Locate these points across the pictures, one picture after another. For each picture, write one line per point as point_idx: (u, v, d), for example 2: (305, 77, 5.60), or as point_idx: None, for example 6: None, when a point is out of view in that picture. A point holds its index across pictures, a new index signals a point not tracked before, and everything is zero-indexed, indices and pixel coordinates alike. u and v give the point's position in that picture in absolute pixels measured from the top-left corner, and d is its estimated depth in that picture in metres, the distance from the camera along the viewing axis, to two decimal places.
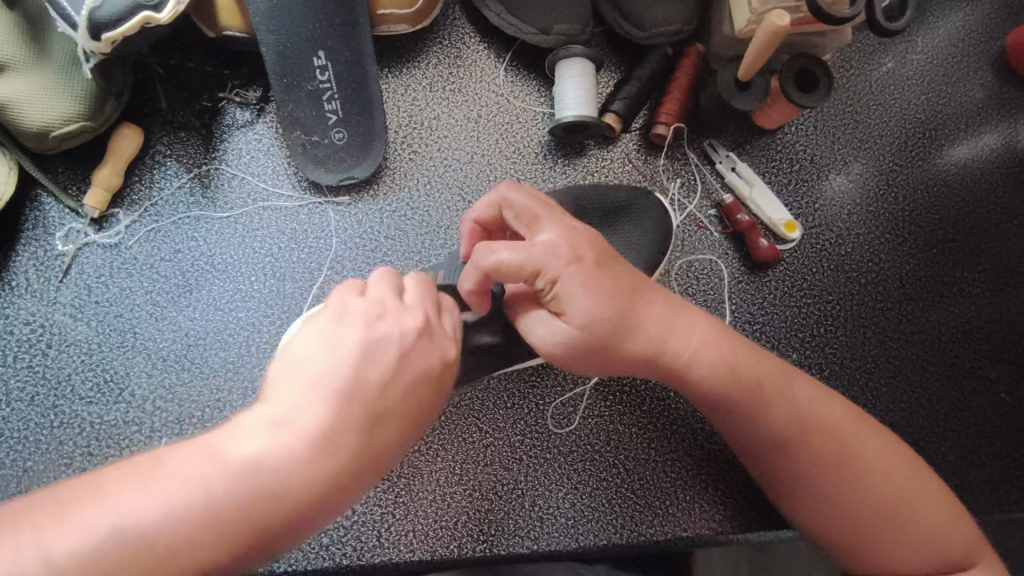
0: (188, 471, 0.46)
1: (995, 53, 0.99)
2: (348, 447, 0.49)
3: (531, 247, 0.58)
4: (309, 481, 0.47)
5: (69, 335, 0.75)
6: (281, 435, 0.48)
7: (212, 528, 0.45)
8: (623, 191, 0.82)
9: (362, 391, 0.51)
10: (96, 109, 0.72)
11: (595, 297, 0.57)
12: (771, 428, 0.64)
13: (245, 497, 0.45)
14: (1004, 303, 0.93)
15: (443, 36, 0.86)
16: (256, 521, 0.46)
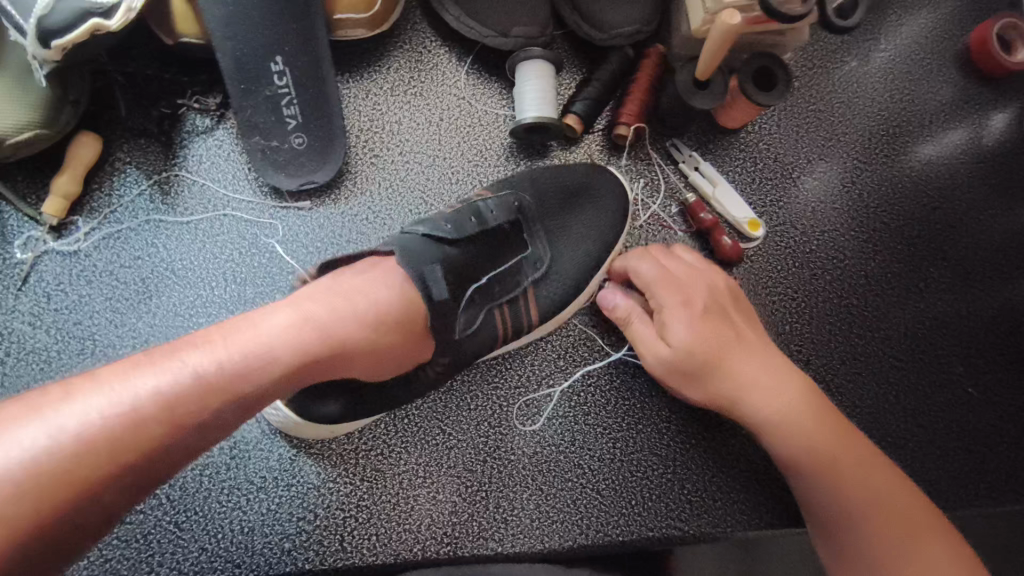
0: (151, 369, 0.52)
1: (958, 50, 1.00)
2: (301, 348, 0.58)
3: (662, 276, 0.76)
4: (267, 376, 0.56)
5: (28, 343, 0.75)
6: (238, 339, 0.56)
7: (176, 412, 0.51)
8: (578, 171, 0.83)
9: (306, 311, 0.60)
10: (53, 118, 0.73)
11: (679, 322, 0.73)
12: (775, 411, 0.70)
13: (212, 386, 0.53)
14: (971, 298, 0.93)
15: (404, 40, 0.87)
16: (218, 407, 0.53)
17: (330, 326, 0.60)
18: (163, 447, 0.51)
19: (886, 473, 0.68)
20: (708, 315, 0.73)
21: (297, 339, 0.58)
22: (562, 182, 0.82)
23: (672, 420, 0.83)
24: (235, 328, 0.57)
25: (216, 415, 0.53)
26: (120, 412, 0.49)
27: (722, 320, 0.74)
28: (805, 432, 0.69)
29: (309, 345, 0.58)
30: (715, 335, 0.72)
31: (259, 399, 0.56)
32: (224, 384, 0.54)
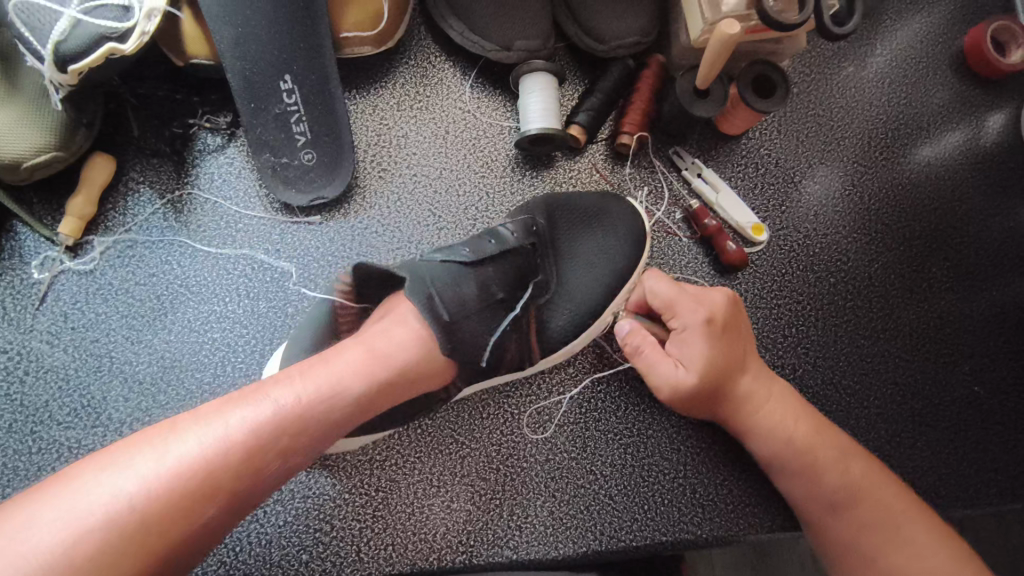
0: (237, 407, 0.55)
1: (953, 53, 1.01)
2: (370, 379, 0.60)
3: (677, 299, 0.75)
4: (340, 406, 0.58)
5: (46, 362, 0.76)
6: (311, 374, 0.58)
7: (261, 447, 0.54)
8: (590, 199, 0.84)
9: (372, 345, 0.62)
10: (67, 138, 0.74)
11: (695, 346, 0.73)
12: (773, 421, 0.73)
13: (291, 420, 0.55)
14: (973, 297, 0.94)
15: (409, 56, 0.88)
16: (297, 440, 0.56)
17: (394, 356, 0.62)
18: (251, 480, 0.53)
19: (878, 476, 0.71)
20: (722, 334, 0.74)
21: (365, 372, 0.60)
22: (574, 205, 0.83)
23: (682, 425, 0.84)
24: (308, 365, 0.59)
25: (296, 448, 0.56)
26: (211, 450, 0.52)
27: (733, 340, 0.74)
28: (801, 447, 0.72)
29: (375, 375, 0.61)
30: (726, 356, 0.73)
31: (336, 429, 0.58)
32: (303, 417, 0.56)
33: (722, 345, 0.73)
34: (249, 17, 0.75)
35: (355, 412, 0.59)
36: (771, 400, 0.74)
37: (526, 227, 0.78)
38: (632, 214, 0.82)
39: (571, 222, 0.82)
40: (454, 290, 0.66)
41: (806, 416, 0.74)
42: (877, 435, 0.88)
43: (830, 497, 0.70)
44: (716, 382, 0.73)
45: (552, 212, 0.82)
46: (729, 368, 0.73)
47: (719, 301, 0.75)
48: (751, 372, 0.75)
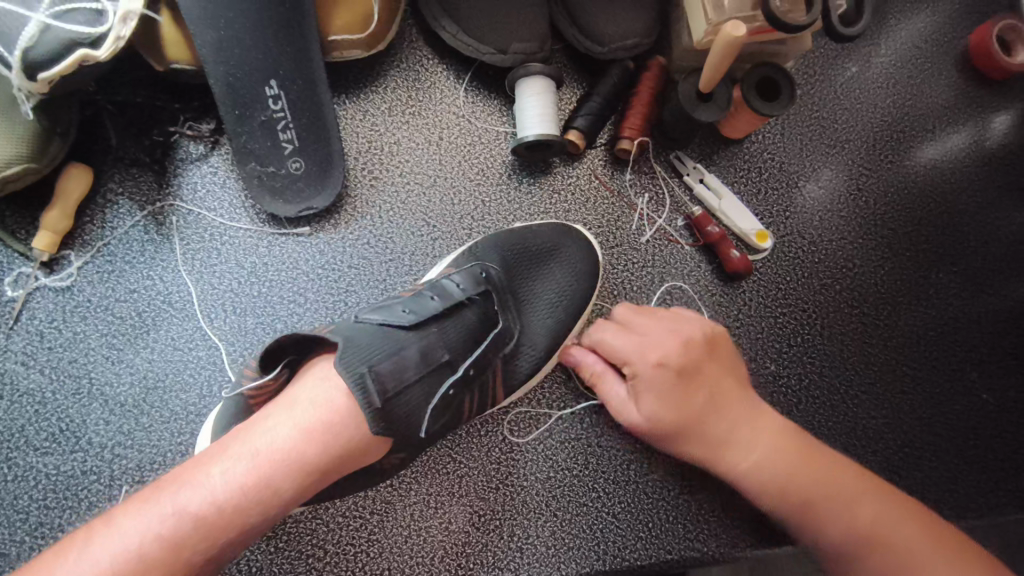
0: (150, 510, 0.51)
1: (959, 52, 0.99)
2: (300, 465, 0.55)
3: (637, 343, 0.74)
4: (268, 496, 0.54)
5: (22, 384, 0.72)
6: (230, 456, 0.54)
7: (179, 554, 0.50)
8: (545, 233, 0.80)
9: (298, 420, 0.56)
10: (40, 150, 0.70)
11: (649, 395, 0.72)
12: (753, 462, 0.68)
13: (208, 523, 0.51)
14: (980, 303, 0.92)
15: (401, 59, 0.85)
16: (219, 540, 0.52)
17: (328, 429, 0.56)
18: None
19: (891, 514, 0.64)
20: (676, 379, 0.71)
21: (295, 451, 0.55)
22: (518, 238, 0.79)
23: None
24: (223, 447, 0.55)
25: (219, 548, 0.52)
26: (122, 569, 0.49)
27: (697, 385, 0.71)
28: (790, 487, 0.67)
29: (305, 455, 0.55)
30: (688, 405, 0.70)
31: (267, 518, 0.54)
32: (225, 515, 0.52)
33: (681, 395, 0.71)
34: (231, 19, 0.71)
35: (287, 497, 0.55)
36: (756, 440, 0.69)
37: (475, 275, 0.72)
38: (587, 251, 0.80)
39: (530, 250, 0.78)
40: (399, 367, 0.61)
41: (794, 455, 0.68)
42: (884, 446, 0.86)
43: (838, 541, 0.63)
44: (680, 422, 0.70)
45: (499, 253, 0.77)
46: (690, 412, 0.70)
47: (670, 344, 0.73)
48: (726, 413, 0.70)
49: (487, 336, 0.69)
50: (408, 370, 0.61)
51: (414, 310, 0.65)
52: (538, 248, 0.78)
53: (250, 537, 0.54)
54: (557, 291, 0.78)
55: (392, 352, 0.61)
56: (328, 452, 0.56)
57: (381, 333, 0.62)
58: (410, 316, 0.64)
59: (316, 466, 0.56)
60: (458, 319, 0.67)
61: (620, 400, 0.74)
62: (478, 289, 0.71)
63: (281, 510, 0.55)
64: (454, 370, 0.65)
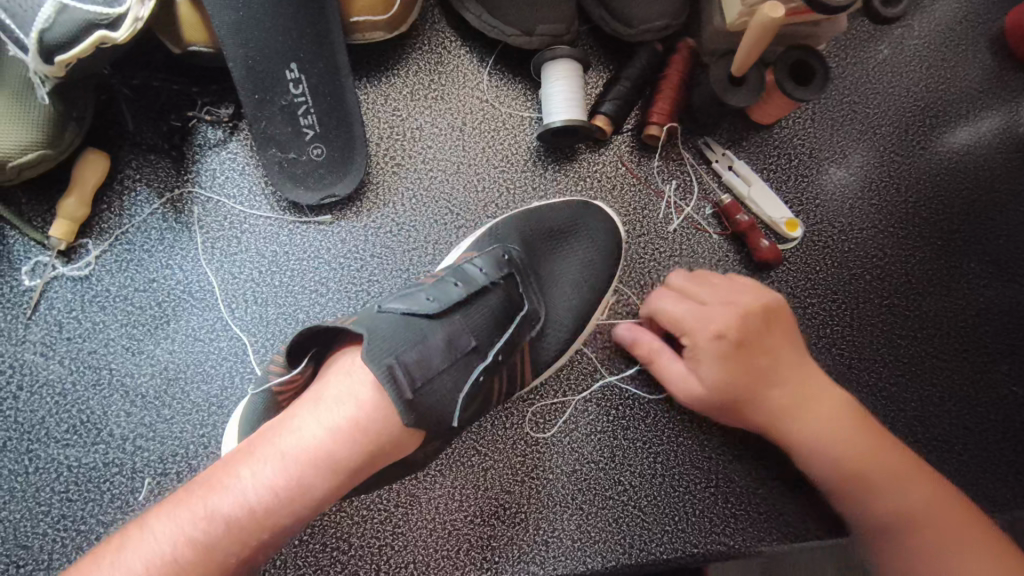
0: (182, 515, 0.50)
1: (994, 35, 0.96)
2: (330, 465, 0.53)
3: (696, 315, 0.70)
4: (299, 497, 0.52)
5: (41, 376, 0.71)
6: (259, 459, 0.53)
7: (211, 560, 0.49)
8: (562, 209, 0.78)
9: (327, 420, 0.55)
10: (57, 135, 0.68)
11: (711, 364, 0.68)
12: (813, 433, 0.66)
13: (239, 528, 0.50)
14: (1012, 293, 0.90)
15: (423, 41, 0.83)
16: (251, 544, 0.51)
17: (357, 427, 0.55)
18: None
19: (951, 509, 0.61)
20: (737, 350, 0.67)
21: (324, 451, 0.54)
22: (543, 227, 0.76)
23: (714, 431, 0.80)
24: (252, 449, 0.54)
25: (252, 550, 0.51)
26: (156, 575, 0.48)
27: (759, 357, 0.68)
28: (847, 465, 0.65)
29: (335, 456, 0.54)
30: (748, 375, 0.67)
31: (298, 521, 0.53)
32: (257, 518, 0.51)
33: (742, 364, 0.67)
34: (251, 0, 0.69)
35: (318, 498, 0.53)
36: (815, 414, 0.67)
37: (497, 258, 0.70)
38: (607, 226, 0.77)
39: (556, 239, 0.76)
40: (428, 360, 0.59)
41: (858, 433, 0.66)
42: (913, 439, 0.85)
43: (888, 524, 0.62)
44: (742, 392, 0.67)
45: (526, 242, 0.75)
46: (751, 382, 0.67)
47: (730, 311, 0.69)
48: (787, 385, 0.68)
49: (512, 318, 0.67)
50: (433, 357, 0.59)
51: (437, 296, 0.64)
52: (564, 237, 0.76)
53: (284, 539, 0.53)
54: (585, 282, 0.76)
55: (421, 344, 0.60)
56: (358, 450, 0.55)
57: (411, 326, 0.61)
58: (433, 303, 0.63)
59: (346, 467, 0.54)
60: (488, 312, 0.65)
61: (676, 372, 0.72)
62: (501, 273, 0.68)
63: (314, 510, 0.54)
64: (484, 359, 0.63)
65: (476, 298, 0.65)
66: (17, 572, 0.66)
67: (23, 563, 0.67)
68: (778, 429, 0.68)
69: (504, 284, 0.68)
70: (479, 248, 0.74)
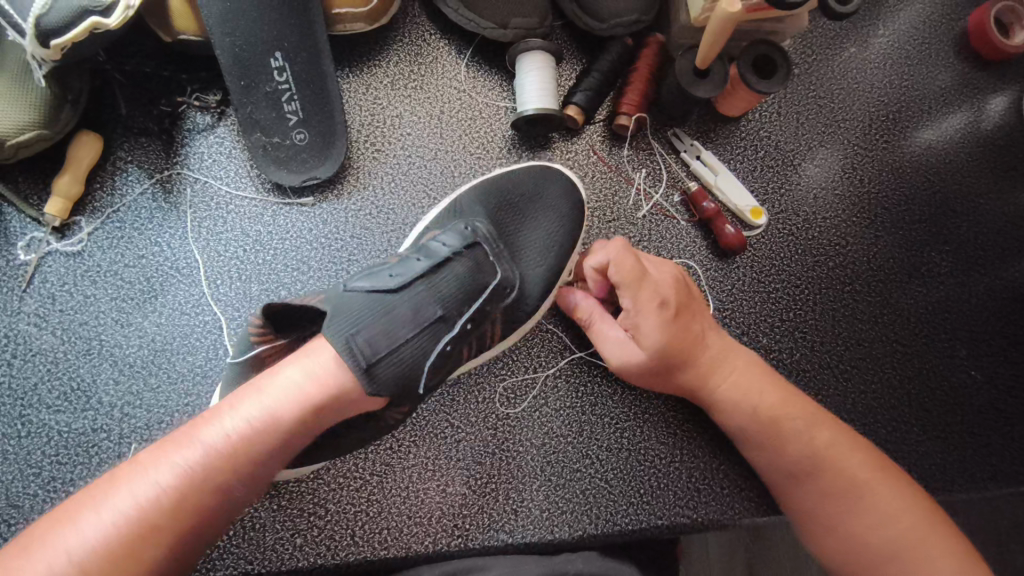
0: (166, 456, 0.54)
1: (957, 34, 0.99)
2: (305, 411, 0.58)
3: (640, 278, 0.71)
4: (277, 438, 0.57)
5: (35, 344, 0.75)
6: (239, 405, 0.57)
7: (190, 495, 0.53)
8: (527, 180, 0.82)
9: (304, 371, 0.59)
10: (52, 117, 0.72)
11: (654, 330, 0.70)
12: (737, 391, 0.72)
13: (218, 464, 0.54)
14: (971, 282, 0.94)
15: (404, 34, 0.87)
16: (232, 479, 0.55)
17: (330, 378, 0.59)
18: (187, 527, 0.54)
19: (876, 473, 0.68)
20: (675, 318, 0.71)
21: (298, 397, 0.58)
22: (514, 209, 0.80)
23: (679, 408, 0.83)
24: (232, 398, 0.58)
25: (232, 486, 0.55)
26: (145, 508, 0.52)
27: (689, 322, 0.72)
28: (767, 418, 0.70)
29: (311, 401, 0.58)
30: (683, 340, 0.71)
31: (274, 459, 0.58)
32: (236, 455, 0.55)
33: (678, 330, 0.70)
34: None
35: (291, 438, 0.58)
36: (734, 372, 0.73)
37: (461, 233, 0.74)
38: (567, 190, 0.82)
39: (526, 223, 0.80)
40: (395, 329, 0.63)
41: (773, 387, 0.72)
42: (873, 419, 0.88)
43: (810, 468, 0.69)
44: (682, 355, 0.71)
45: (496, 224, 0.79)
46: (688, 352, 0.71)
47: (667, 280, 0.72)
48: (713, 347, 0.73)
49: (481, 287, 0.70)
50: (401, 327, 0.63)
51: (399, 273, 0.67)
52: (534, 219, 0.79)
53: (262, 476, 0.57)
54: (551, 261, 0.79)
55: (383, 313, 0.63)
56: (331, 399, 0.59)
57: (375, 301, 0.64)
58: (396, 280, 0.66)
59: (320, 412, 0.59)
60: (450, 282, 0.68)
61: (615, 341, 0.74)
62: (464, 243, 0.72)
63: (289, 451, 0.58)
64: (447, 327, 0.67)
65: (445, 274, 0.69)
66: (8, 529, 0.70)
67: (14, 521, 0.70)
68: (712, 391, 0.72)
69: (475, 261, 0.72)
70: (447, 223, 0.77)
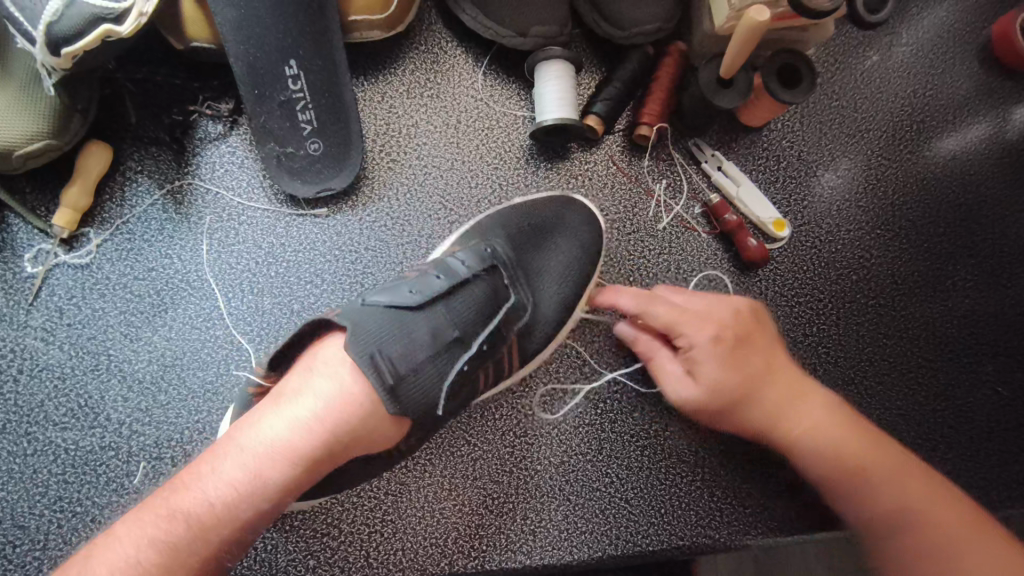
0: (189, 488, 0.54)
1: (981, 43, 0.98)
2: (325, 437, 0.57)
3: (684, 312, 0.72)
4: (297, 464, 0.56)
5: (41, 360, 0.73)
6: (258, 431, 0.57)
7: (196, 542, 0.53)
8: (548, 208, 0.80)
9: (321, 395, 0.58)
10: (62, 127, 0.70)
11: (714, 363, 0.70)
12: (809, 427, 0.68)
13: (225, 510, 0.54)
14: (997, 296, 0.92)
15: (420, 41, 0.85)
16: (254, 508, 0.55)
17: (348, 402, 0.58)
18: None
19: (973, 531, 0.59)
20: (733, 352, 0.70)
21: (304, 432, 0.57)
22: (538, 229, 0.78)
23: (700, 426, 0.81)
24: (251, 425, 0.57)
25: (254, 514, 0.55)
26: (171, 540, 0.52)
27: (752, 357, 0.70)
28: (841, 457, 0.66)
29: (331, 427, 0.57)
30: (744, 373, 0.70)
31: (297, 486, 0.57)
32: (257, 484, 0.55)
33: (738, 363, 0.70)
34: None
35: (299, 476, 0.57)
36: (806, 408, 0.69)
37: (480, 252, 0.72)
38: (588, 222, 0.79)
39: (545, 237, 0.78)
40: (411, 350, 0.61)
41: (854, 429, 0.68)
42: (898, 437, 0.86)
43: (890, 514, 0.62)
44: (743, 387, 0.69)
45: (513, 236, 0.77)
46: (748, 384, 0.69)
47: (727, 313, 0.72)
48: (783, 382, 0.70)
49: (496, 312, 0.68)
50: (418, 351, 0.62)
51: (419, 289, 0.66)
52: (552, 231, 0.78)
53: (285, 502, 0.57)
54: (571, 275, 0.77)
55: (404, 336, 0.62)
56: (351, 423, 0.58)
57: (394, 321, 0.62)
58: (417, 296, 0.65)
59: (341, 437, 0.58)
60: (469, 303, 0.67)
61: (674, 376, 0.73)
62: (483, 265, 0.70)
63: (312, 477, 0.58)
64: (464, 348, 0.65)
65: (462, 290, 0.67)
66: (13, 552, 0.68)
67: (19, 543, 0.68)
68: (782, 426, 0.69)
69: (492, 276, 0.70)
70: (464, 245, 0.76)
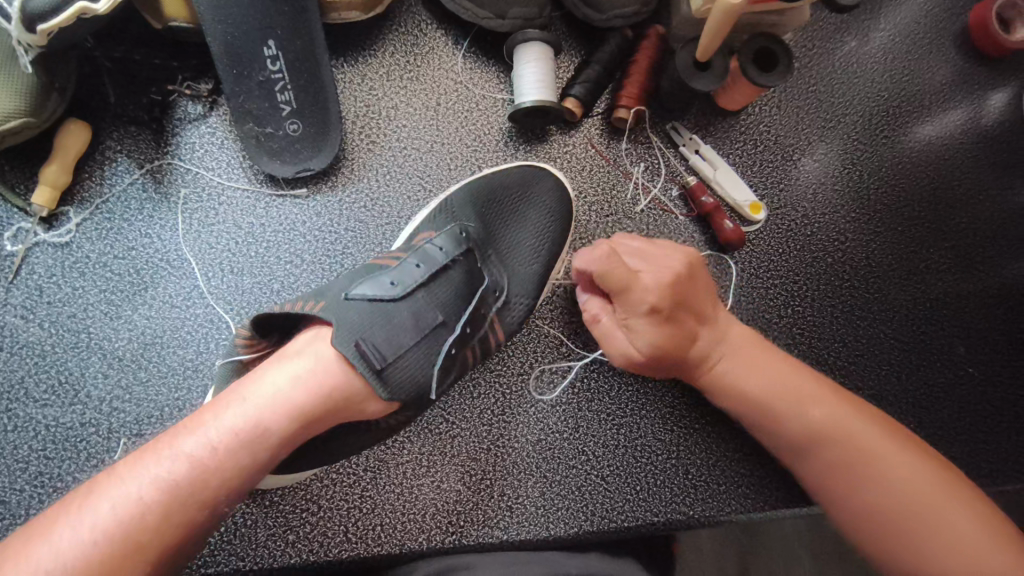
0: (190, 432, 0.55)
1: (959, 29, 0.99)
2: (322, 394, 0.59)
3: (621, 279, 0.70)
4: (295, 417, 0.58)
5: (21, 337, 0.73)
6: (261, 385, 0.58)
7: (194, 486, 0.53)
8: (518, 178, 0.80)
9: (320, 356, 0.60)
10: (40, 105, 0.71)
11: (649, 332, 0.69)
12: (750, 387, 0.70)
13: (225, 454, 0.54)
14: (970, 279, 0.93)
15: (400, 23, 0.85)
16: (253, 455, 0.56)
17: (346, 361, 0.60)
18: (192, 516, 0.53)
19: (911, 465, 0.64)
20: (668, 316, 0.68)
21: (301, 389, 0.58)
22: (508, 199, 0.78)
23: (675, 404, 0.83)
24: (254, 380, 0.59)
25: (252, 462, 0.56)
26: (170, 478, 0.53)
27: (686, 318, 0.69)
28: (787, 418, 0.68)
29: (329, 385, 0.59)
30: (680, 337, 0.69)
31: (294, 439, 0.58)
32: (257, 432, 0.56)
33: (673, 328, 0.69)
34: None
35: (294, 433, 0.58)
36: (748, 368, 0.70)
37: (456, 236, 0.72)
38: (557, 192, 0.80)
39: (518, 212, 0.78)
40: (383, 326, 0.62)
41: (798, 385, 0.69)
42: None
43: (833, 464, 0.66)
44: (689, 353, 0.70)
45: (489, 216, 0.78)
46: (682, 348, 0.69)
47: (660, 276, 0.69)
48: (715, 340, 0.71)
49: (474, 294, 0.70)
50: (404, 337, 0.63)
51: (401, 280, 0.66)
52: (527, 211, 0.78)
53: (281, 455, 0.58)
54: (539, 243, 0.77)
55: (388, 325, 0.63)
56: (349, 381, 0.60)
57: (378, 310, 0.64)
58: (398, 287, 0.66)
59: (338, 395, 0.59)
60: (449, 289, 0.68)
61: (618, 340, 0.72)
62: (460, 248, 0.71)
63: (308, 432, 0.59)
64: (450, 333, 0.67)
65: (436, 269, 0.69)
66: None
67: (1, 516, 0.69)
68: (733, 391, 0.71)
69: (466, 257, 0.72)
70: (436, 223, 0.76)
